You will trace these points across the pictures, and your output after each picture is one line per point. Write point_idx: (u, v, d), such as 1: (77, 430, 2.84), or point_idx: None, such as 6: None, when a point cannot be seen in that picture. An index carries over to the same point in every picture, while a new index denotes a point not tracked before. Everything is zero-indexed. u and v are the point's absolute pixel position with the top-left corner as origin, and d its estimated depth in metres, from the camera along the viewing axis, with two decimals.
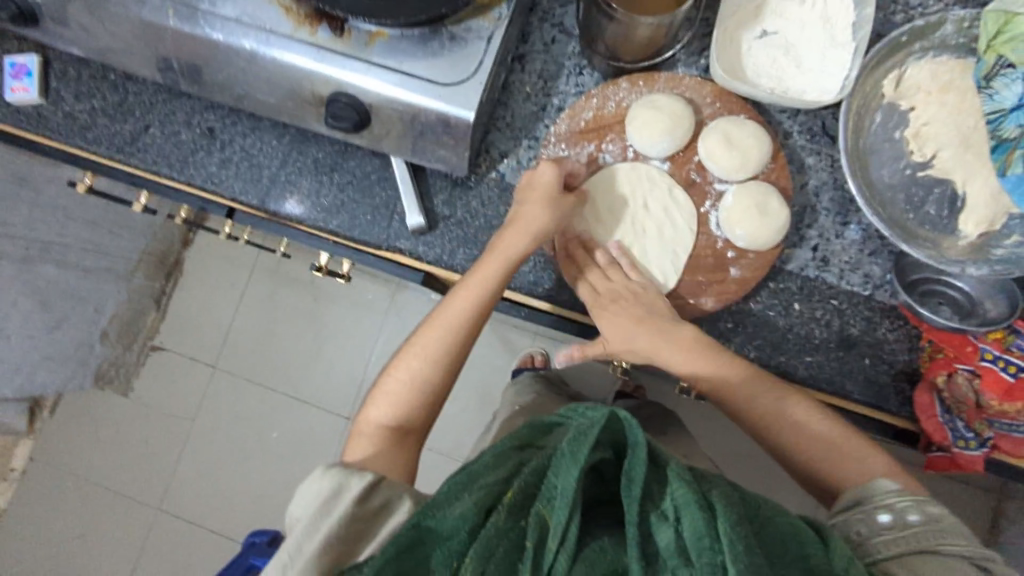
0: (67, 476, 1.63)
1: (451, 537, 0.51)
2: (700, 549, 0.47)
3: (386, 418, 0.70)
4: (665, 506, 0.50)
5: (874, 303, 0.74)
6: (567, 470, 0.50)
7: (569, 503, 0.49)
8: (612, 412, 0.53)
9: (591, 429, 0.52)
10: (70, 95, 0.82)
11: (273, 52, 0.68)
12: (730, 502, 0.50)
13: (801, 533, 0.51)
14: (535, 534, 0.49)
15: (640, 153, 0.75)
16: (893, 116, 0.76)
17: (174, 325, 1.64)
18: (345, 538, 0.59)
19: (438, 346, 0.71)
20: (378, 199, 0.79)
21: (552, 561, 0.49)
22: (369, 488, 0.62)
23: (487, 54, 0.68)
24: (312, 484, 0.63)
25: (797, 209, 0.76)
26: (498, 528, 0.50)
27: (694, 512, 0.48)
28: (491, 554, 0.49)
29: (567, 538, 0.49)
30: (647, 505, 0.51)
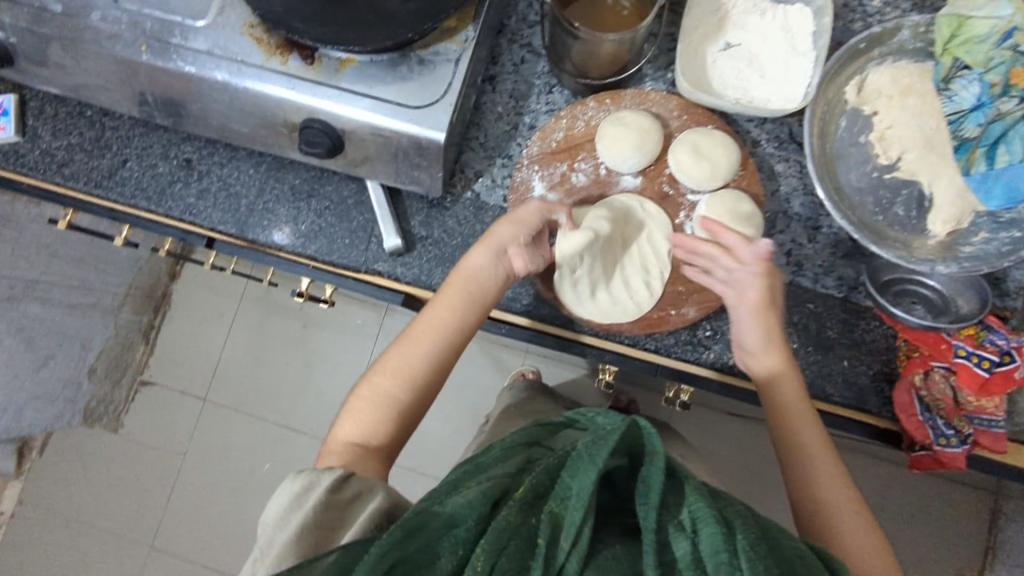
0: (57, 517, 1.60)
1: (457, 525, 0.50)
2: (717, 565, 0.46)
3: (355, 434, 0.69)
4: (682, 517, 0.49)
5: (849, 305, 0.76)
6: (585, 472, 0.49)
7: (586, 505, 0.48)
8: (634, 421, 0.53)
9: (612, 434, 0.51)
10: (48, 133, 0.83)
11: (246, 83, 0.69)
12: (749, 522, 0.49)
13: (807, 565, 0.50)
14: (547, 531, 0.48)
15: (612, 170, 0.77)
16: (858, 121, 0.77)
17: (164, 359, 1.62)
18: (319, 529, 0.58)
19: (405, 362, 0.71)
20: (356, 222, 0.80)
21: (563, 561, 0.48)
22: (340, 480, 0.62)
23: (456, 76, 0.70)
24: (282, 491, 0.62)
25: (770, 216, 0.77)
26: (509, 522, 0.49)
27: (712, 525, 0.47)
28: (504, 548, 0.48)
29: (580, 541, 0.48)
30: (664, 516, 0.49)
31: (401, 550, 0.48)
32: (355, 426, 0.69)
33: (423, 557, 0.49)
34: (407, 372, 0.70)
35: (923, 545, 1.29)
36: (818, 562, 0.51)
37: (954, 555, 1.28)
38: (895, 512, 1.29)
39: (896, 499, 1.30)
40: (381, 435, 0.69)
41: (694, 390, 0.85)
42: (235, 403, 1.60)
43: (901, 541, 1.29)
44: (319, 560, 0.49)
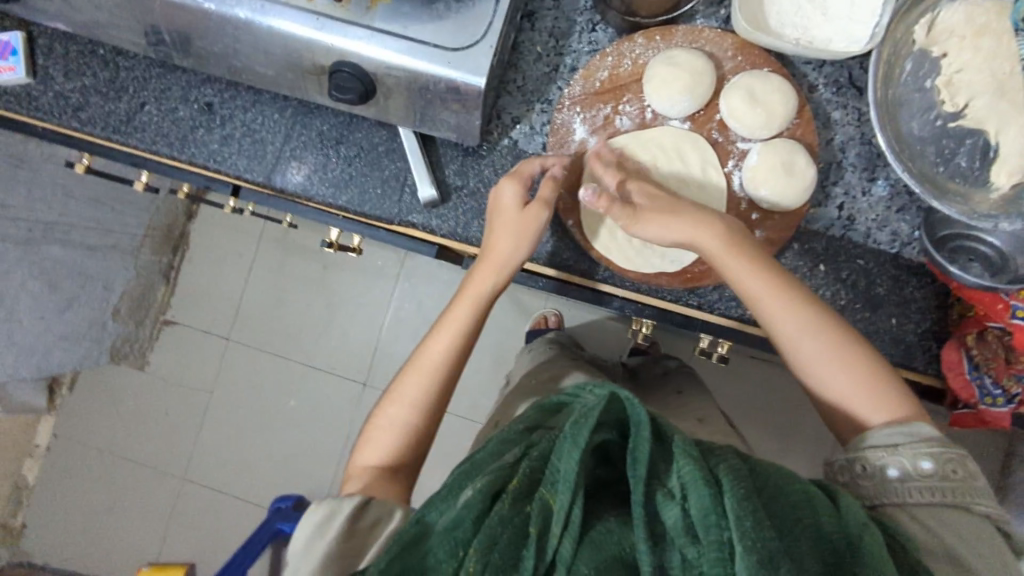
0: (92, 450, 1.66)
1: (456, 527, 0.51)
2: (706, 527, 0.46)
3: (374, 465, 0.67)
4: (672, 484, 0.49)
5: (901, 261, 0.72)
6: (569, 452, 0.50)
7: (572, 484, 0.49)
8: (614, 392, 0.52)
9: (593, 410, 0.51)
10: (59, 73, 0.79)
11: (270, 21, 0.64)
12: (739, 477, 0.48)
13: (816, 504, 0.50)
14: (538, 520, 0.49)
15: (659, 114, 0.72)
16: (924, 64, 0.72)
17: (186, 299, 1.64)
18: (343, 554, 0.60)
19: (418, 395, 0.68)
20: (389, 171, 0.77)
21: (557, 546, 0.48)
22: (361, 506, 0.63)
23: (496, 15, 0.65)
24: (306, 514, 0.63)
25: (823, 166, 0.74)
26: (501, 517, 0.49)
27: (699, 487, 0.47)
28: (496, 542, 0.49)
29: (572, 521, 0.49)
30: (653, 484, 0.50)
31: (401, 560, 0.52)
32: (372, 459, 0.67)
33: (425, 560, 0.52)
34: (422, 407, 0.67)
35: None
36: (829, 504, 0.51)
37: None
38: None
39: None
40: (402, 456, 0.67)
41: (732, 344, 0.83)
42: (259, 343, 1.61)
43: None
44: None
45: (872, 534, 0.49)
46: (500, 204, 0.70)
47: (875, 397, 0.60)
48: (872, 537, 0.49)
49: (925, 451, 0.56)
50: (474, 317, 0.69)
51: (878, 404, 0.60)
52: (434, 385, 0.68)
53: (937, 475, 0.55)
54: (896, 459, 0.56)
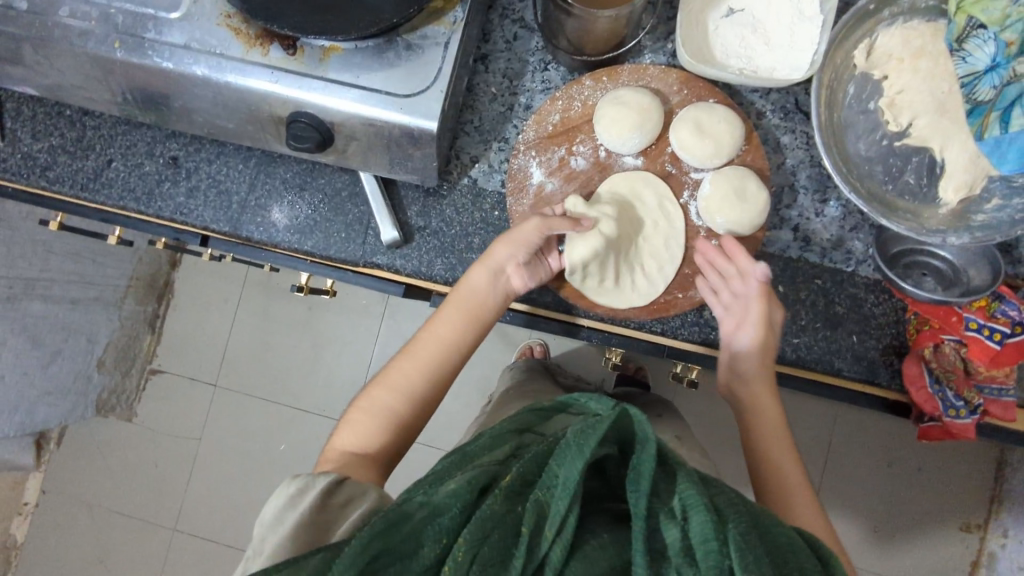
0: (81, 504, 1.64)
1: (442, 513, 0.50)
2: (705, 553, 0.45)
3: (354, 447, 0.66)
4: (674, 505, 0.48)
5: (858, 279, 0.73)
6: (572, 461, 0.48)
7: (570, 495, 0.47)
8: (624, 408, 0.52)
9: (602, 422, 0.50)
10: (28, 135, 0.81)
11: (227, 77, 0.67)
12: (738, 510, 0.49)
13: (798, 551, 0.49)
14: (531, 521, 0.47)
15: (612, 152, 0.74)
16: (867, 86, 0.74)
17: (171, 347, 1.65)
18: (311, 530, 0.57)
19: (409, 382, 0.69)
20: (351, 215, 0.78)
21: (546, 551, 0.47)
22: (335, 484, 0.60)
23: (446, 60, 0.67)
24: (279, 491, 0.60)
25: (776, 189, 0.75)
26: (493, 512, 0.48)
27: (703, 514, 0.46)
28: (485, 537, 0.47)
29: (564, 530, 0.48)
30: (655, 503, 0.49)
31: (383, 540, 0.47)
32: (353, 437, 0.67)
33: (408, 545, 0.48)
34: (409, 397, 0.68)
35: (937, 498, 1.29)
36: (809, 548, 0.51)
37: (961, 507, 1.29)
38: (904, 467, 1.30)
39: (904, 456, 1.30)
40: (385, 444, 0.67)
41: (700, 369, 0.84)
42: (246, 387, 1.61)
43: (907, 496, 1.30)
44: (306, 559, 0.47)
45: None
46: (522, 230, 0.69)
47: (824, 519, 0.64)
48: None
49: None
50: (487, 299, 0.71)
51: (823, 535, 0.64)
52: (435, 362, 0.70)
53: None
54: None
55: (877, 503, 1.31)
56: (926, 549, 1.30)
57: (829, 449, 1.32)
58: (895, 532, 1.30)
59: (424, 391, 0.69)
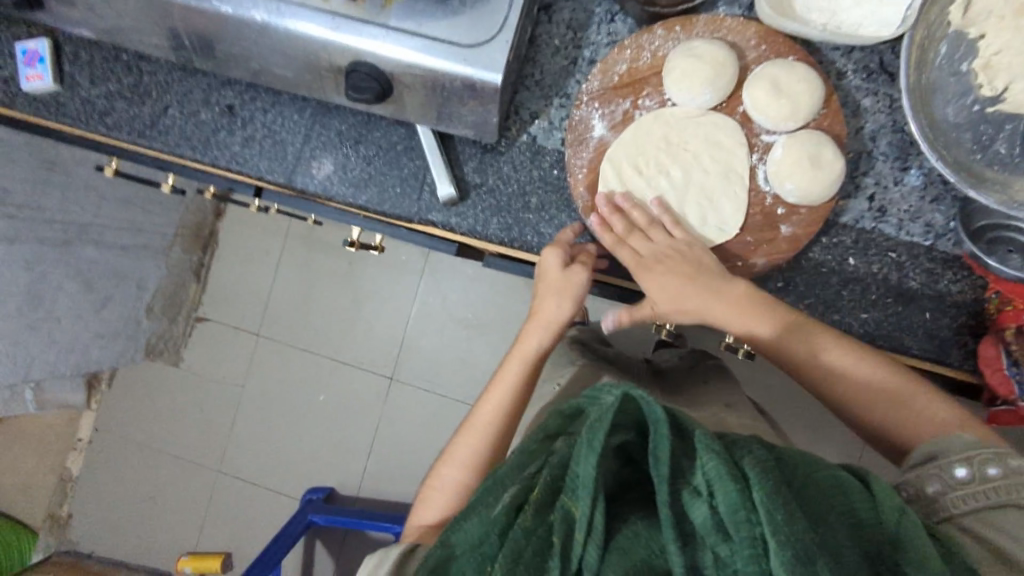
0: (130, 444, 1.71)
1: (483, 543, 0.51)
2: (736, 524, 0.42)
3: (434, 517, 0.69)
4: (697, 481, 0.45)
5: (935, 253, 0.70)
6: (586, 458, 0.46)
7: (591, 493, 0.45)
8: (626, 393, 0.48)
9: (607, 414, 0.47)
10: (86, 80, 0.81)
11: (286, 23, 0.65)
12: (763, 468, 0.44)
13: (844, 490, 0.47)
14: (561, 530, 0.46)
15: (681, 107, 0.71)
16: (961, 46, 0.68)
17: (216, 296, 1.68)
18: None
19: (472, 454, 0.70)
20: (407, 169, 0.77)
21: (581, 554, 0.45)
22: (405, 556, 0.65)
23: (512, 10, 0.64)
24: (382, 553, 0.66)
25: (852, 156, 0.71)
26: (524, 529, 0.48)
27: (727, 484, 0.43)
28: (520, 555, 0.47)
29: (594, 527, 0.46)
30: (679, 483, 0.46)
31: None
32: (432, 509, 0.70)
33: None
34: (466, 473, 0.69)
35: None
36: (859, 486, 0.47)
37: None
38: None
39: None
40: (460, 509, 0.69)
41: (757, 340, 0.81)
42: (288, 339, 1.64)
43: None
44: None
45: (906, 518, 0.46)
46: (544, 269, 0.70)
47: (920, 417, 0.61)
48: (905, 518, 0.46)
49: (979, 457, 0.55)
50: (523, 371, 0.72)
51: (907, 428, 0.62)
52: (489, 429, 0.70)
53: (974, 481, 0.54)
54: (988, 462, 0.54)
55: None
56: None
57: None
58: None
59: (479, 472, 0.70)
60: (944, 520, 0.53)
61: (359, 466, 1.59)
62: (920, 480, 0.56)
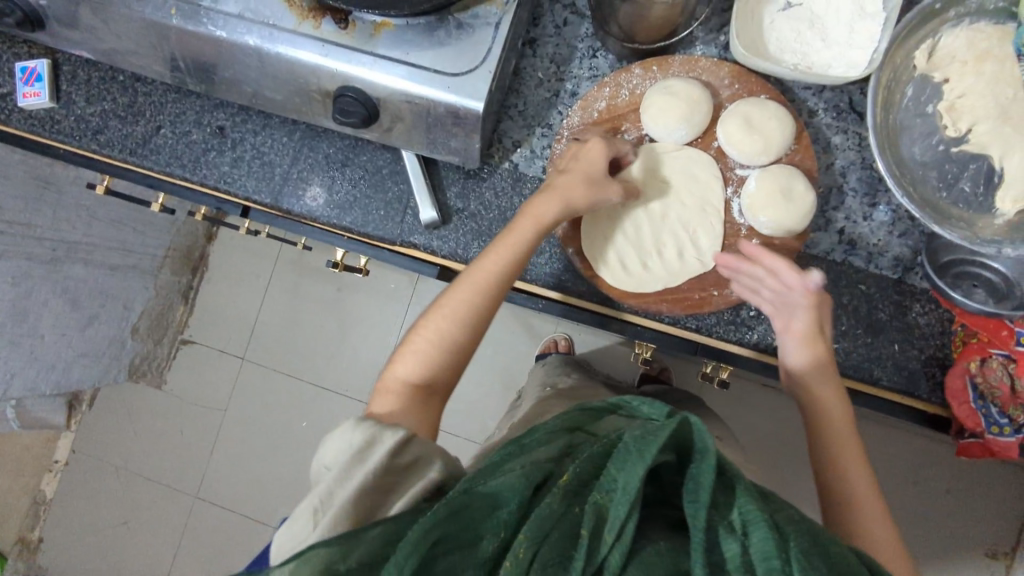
0: (108, 466, 1.69)
1: (500, 508, 0.49)
2: (768, 571, 0.43)
3: (413, 377, 0.64)
4: (733, 519, 0.46)
5: (903, 287, 0.71)
6: (633, 465, 0.47)
7: (630, 502, 0.46)
8: (684, 418, 0.49)
9: (662, 430, 0.48)
10: (82, 99, 0.83)
11: (279, 48, 0.67)
12: (798, 529, 0.46)
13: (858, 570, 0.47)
14: (591, 523, 0.46)
15: (657, 140, 0.73)
16: (925, 89, 0.71)
17: (202, 318, 1.68)
18: (377, 489, 0.54)
19: (464, 309, 0.65)
20: (391, 193, 0.78)
21: (604, 556, 0.46)
22: (402, 442, 0.57)
23: (496, 42, 0.66)
24: (343, 434, 0.58)
25: (823, 191, 0.73)
26: (553, 510, 0.47)
27: (765, 530, 0.44)
28: (545, 535, 0.46)
29: (623, 533, 0.46)
30: (714, 515, 0.46)
31: (445, 526, 0.46)
32: (413, 365, 0.64)
33: (468, 535, 0.47)
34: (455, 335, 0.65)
35: (967, 520, 1.26)
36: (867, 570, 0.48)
37: (989, 531, 1.25)
38: (933, 488, 1.27)
39: (935, 474, 1.27)
40: (443, 374, 0.65)
41: (733, 369, 0.82)
42: (274, 363, 1.63)
43: (934, 516, 1.27)
44: (363, 534, 0.47)
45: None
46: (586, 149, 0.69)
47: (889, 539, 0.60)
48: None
49: None
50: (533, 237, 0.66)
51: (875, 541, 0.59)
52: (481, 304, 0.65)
53: None
54: None
55: (901, 521, 1.28)
56: (949, 572, 1.27)
57: None
58: (920, 553, 1.27)
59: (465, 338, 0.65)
60: None
61: None
62: None
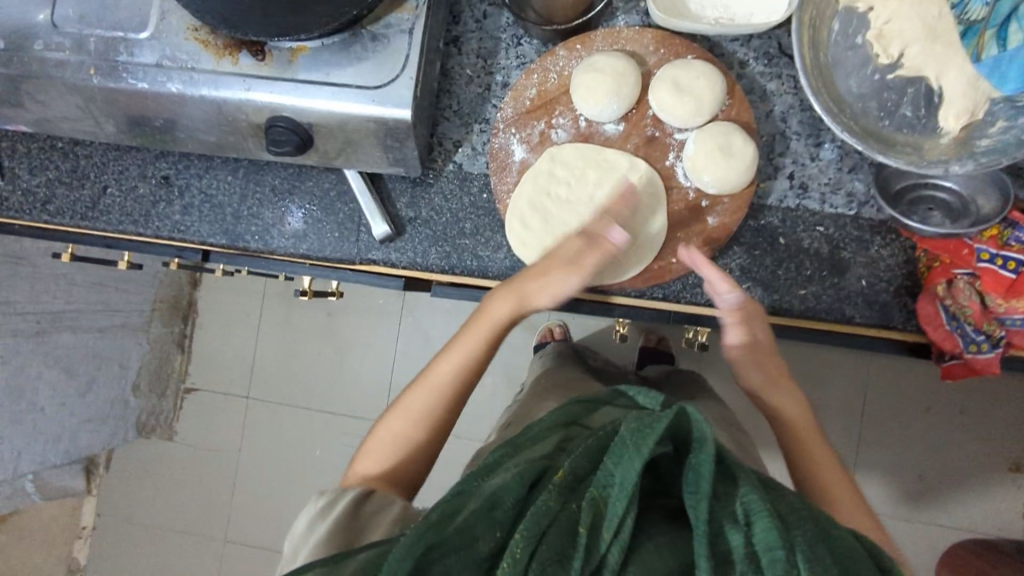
0: (134, 524, 1.70)
1: (495, 508, 0.48)
2: (770, 563, 0.42)
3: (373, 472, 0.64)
4: (736, 509, 0.45)
5: (861, 221, 0.71)
6: (629, 460, 0.46)
7: (627, 496, 0.45)
8: (682, 408, 0.49)
9: (657, 422, 0.48)
10: (25, 172, 0.83)
11: (202, 90, 0.67)
12: (799, 515, 0.46)
13: (858, 556, 0.46)
14: (587, 517, 0.45)
15: (592, 120, 0.72)
16: (851, 21, 0.71)
17: (201, 364, 1.69)
18: (343, 531, 0.58)
19: (425, 409, 0.65)
20: (342, 214, 0.78)
21: (604, 553, 0.45)
22: (363, 497, 0.61)
23: (412, 46, 0.66)
24: (309, 506, 0.63)
25: (767, 139, 0.73)
26: (548, 507, 0.46)
27: (768, 518, 0.44)
28: (543, 532, 0.45)
29: (623, 529, 0.45)
30: (716, 507, 0.46)
31: (439, 532, 0.45)
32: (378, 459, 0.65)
33: (464, 538, 0.46)
34: (412, 438, 0.65)
35: (984, 439, 1.25)
36: (866, 554, 0.47)
37: (1007, 446, 1.25)
38: (945, 412, 1.26)
39: (945, 398, 1.26)
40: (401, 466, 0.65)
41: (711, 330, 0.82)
42: (276, 397, 1.64)
43: (950, 440, 1.26)
44: (355, 557, 0.47)
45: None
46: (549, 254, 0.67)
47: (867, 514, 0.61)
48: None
49: None
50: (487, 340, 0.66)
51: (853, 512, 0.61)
52: (432, 409, 0.65)
53: None
54: None
55: (917, 451, 1.27)
56: (975, 494, 1.26)
57: (864, 399, 1.29)
58: (941, 480, 1.26)
59: (428, 437, 0.66)
60: None
61: None
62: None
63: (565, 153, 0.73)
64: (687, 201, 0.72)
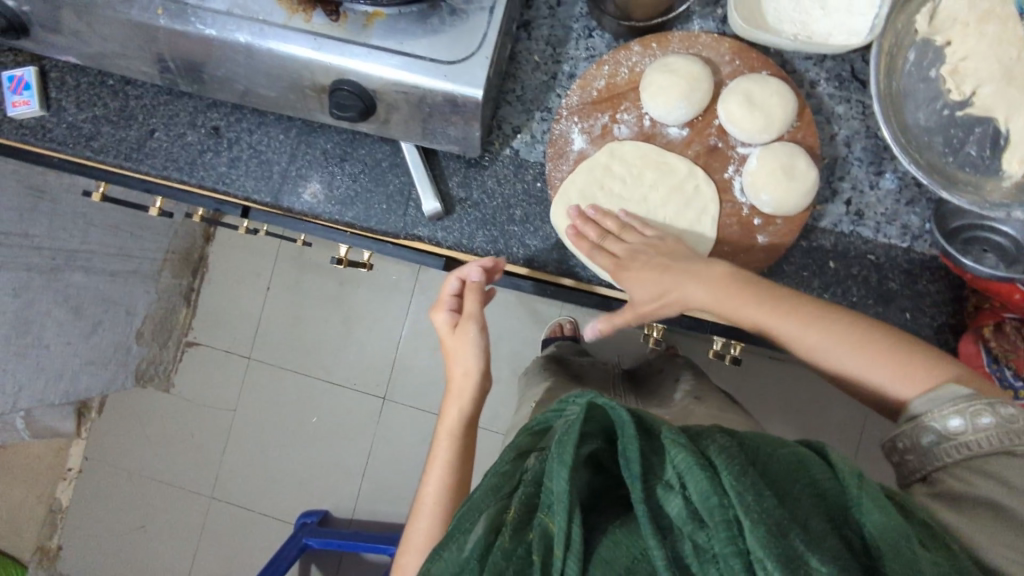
0: (120, 472, 1.69)
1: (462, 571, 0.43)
2: (709, 509, 0.39)
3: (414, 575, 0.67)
4: (670, 473, 0.42)
5: (913, 255, 0.71)
6: (559, 471, 0.42)
7: (567, 506, 0.40)
8: (592, 401, 0.46)
9: (575, 425, 0.44)
10: (72, 105, 0.81)
11: (270, 44, 0.65)
12: (732, 453, 0.41)
13: (802, 458, 0.45)
14: (540, 548, 0.41)
15: (658, 121, 0.72)
16: (928, 53, 0.70)
17: (207, 319, 1.67)
18: None
19: (439, 491, 0.70)
20: (392, 186, 0.78)
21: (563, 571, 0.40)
22: None
23: (491, 26, 0.65)
24: None
25: (828, 162, 0.73)
26: (505, 550, 0.42)
27: (697, 470, 0.40)
28: None
29: (572, 541, 0.40)
30: (652, 477, 0.43)
31: None
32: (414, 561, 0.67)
33: None
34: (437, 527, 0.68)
35: None
36: (819, 461, 0.44)
37: None
38: None
39: None
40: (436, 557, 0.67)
41: (742, 345, 0.83)
42: (279, 362, 1.63)
43: None
44: None
45: (867, 484, 0.42)
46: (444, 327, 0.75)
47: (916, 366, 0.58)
48: (865, 487, 0.42)
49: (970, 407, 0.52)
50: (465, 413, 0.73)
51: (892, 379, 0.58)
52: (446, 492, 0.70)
53: (972, 431, 0.51)
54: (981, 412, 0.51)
55: None
56: None
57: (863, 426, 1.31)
58: None
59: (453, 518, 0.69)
60: (939, 473, 0.52)
61: (353, 487, 1.58)
62: (913, 432, 0.55)
63: (625, 149, 0.73)
64: (740, 215, 0.71)
